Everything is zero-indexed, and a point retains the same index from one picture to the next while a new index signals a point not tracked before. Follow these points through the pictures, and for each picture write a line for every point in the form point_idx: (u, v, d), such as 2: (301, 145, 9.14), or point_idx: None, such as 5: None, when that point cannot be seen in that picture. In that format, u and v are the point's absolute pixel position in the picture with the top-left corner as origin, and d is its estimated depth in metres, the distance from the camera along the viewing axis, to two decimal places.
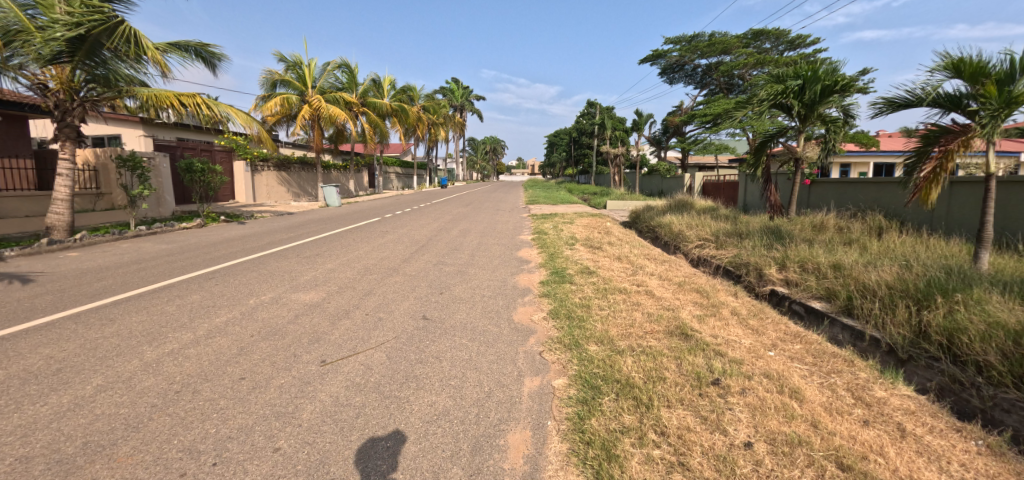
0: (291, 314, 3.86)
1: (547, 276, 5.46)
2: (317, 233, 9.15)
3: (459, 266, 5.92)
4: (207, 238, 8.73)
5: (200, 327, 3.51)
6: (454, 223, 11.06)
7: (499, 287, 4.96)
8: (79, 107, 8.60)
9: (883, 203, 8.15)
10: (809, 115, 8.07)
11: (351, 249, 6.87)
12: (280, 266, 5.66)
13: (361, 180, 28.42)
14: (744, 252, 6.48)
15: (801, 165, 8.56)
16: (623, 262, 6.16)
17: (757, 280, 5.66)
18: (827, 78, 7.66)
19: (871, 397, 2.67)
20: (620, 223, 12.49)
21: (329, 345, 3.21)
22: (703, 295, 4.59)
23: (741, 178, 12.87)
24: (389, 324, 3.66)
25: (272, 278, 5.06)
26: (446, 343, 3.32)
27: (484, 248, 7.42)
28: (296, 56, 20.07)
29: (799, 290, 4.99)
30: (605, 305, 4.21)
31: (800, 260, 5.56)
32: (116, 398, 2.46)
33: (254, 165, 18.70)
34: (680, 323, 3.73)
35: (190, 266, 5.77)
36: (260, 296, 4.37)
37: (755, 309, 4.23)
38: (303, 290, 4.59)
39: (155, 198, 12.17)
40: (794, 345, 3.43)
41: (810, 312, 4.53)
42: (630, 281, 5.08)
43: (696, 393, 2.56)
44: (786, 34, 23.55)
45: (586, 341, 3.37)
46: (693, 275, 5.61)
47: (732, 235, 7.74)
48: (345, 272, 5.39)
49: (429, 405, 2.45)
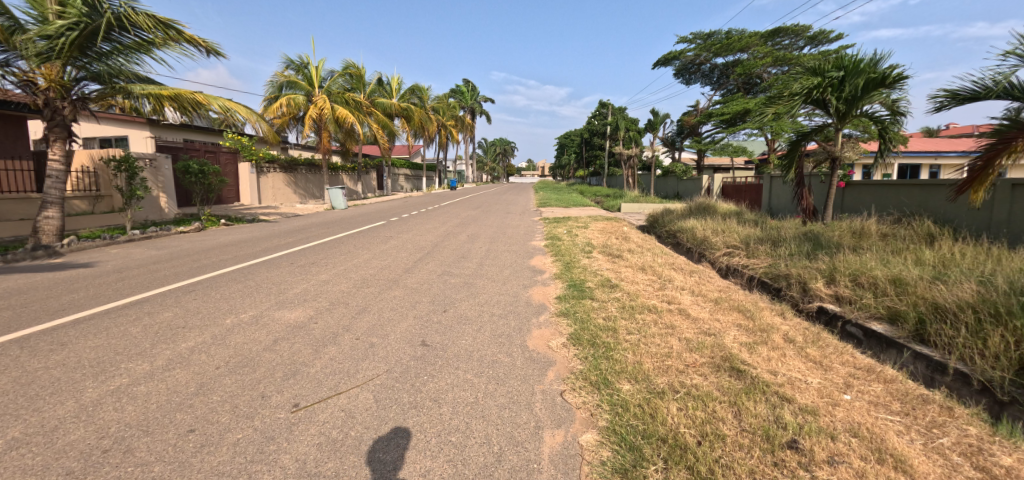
0: (270, 338, 3.34)
1: (564, 289, 4.86)
2: (317, 238, 8.67)
3: (466, 278, 5.36)
4: (202, 243, 8.29)
5: (160, 357, 3.01)
6: (463, 227, 10.52)
7: (510, 303, 4.38)
8: (69, 106, 8.22)
9: (931, 207, 7.38)
10: (849, 112, 7.41)
11: (350, 257, 6.35)
12: (270, 277, 5.17)
13: (369, 182, 28.10)
14: (782, 263, 5.81)
15: (838, 166, 7.87)
16: (648, 273, 5.55)
17: (801, 294, 4.98)
18: (872, 70, 6.94)
19: (998, 468, 2.02)
20: (636, 227, 11.86)
21: (308, 381, 2.67)
22: (746, 315, 3.95)
23: (766, 180, 12.11)
24: (382, 353, 3.10)
25: (257, 291, 4.57)
26: (448, 379, 2.75)
27: (493, 256, 6.84)
28: (302, 56, 19.78)
29: (855, 309, 4.32)
30: (633, 328, 3.61)
31: (852, 272, 4.86)
32: (26, 458, 1.94)
33: (258, 167, 18.45)
34: (727, 352, 3.12)
35: (174, 276, 5.32)
36: (239, 314, 3.86)
37: (811, 334, 3.59)
38: (289, 307, 4.07)
39: (156, 201, 11.89)
40: (872, 385, 2.78)
41: (871, 336, 3.90)
42: (658, 298, 4.47)
43: (772, 463, 1.94)
44: (808, 30, 22.61)
45: (617, 378, 2.77)
46: (727, 289, 4.97)
47: (764, 242, 7.06)
48: (339, 285, 4.86)
49: (421, 474, 1.87)
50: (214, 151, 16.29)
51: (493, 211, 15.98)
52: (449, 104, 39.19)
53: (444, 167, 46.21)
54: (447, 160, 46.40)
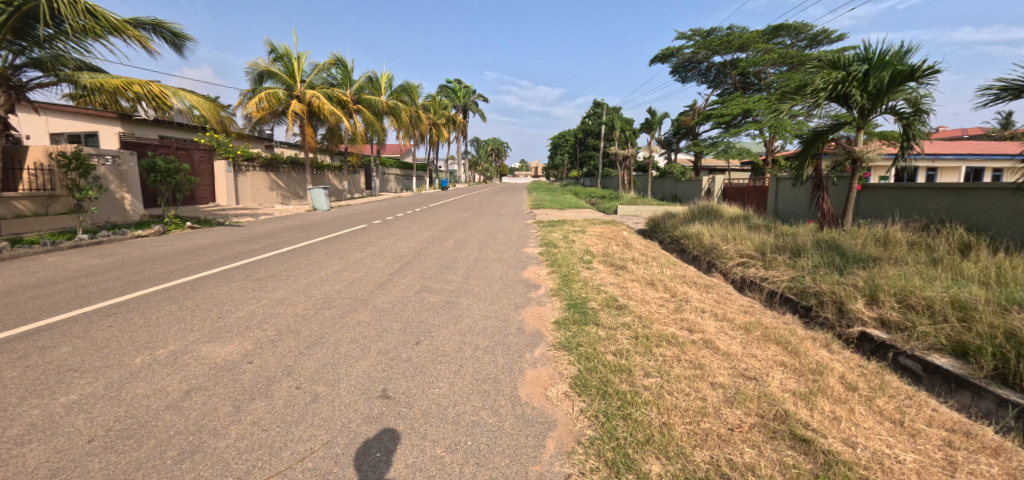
0: (182, 389, 2.55)
1: (562, 311, 4.12)
2: (288, 243, 7.83)
3: (448, 295, 4.58)
4: (155, 249, 7.38)
5: (20, 422, 2.22)
6: (450, 232, 9.74)
7: (499, 332, 3.59)
8: (5, 94, 7.41)
9: (962, 212, 6.73)
10: (873, 109, 6.75)
11: (317, 269, 5.55)
12: (214, 295, 4.35)
13: (356, 181, 27.26)
14: (808, 277, 5.11)
15: (860, 167, 7.20)
16: (658, 289, 4.82)
17: (837, 316, 4.25)
18: (899, 63, 6.33)
19: None
20: (635, 231, 11.20)
21: (208, 467, 1.88)
22: (788, 348, 3.23)
23: (774, 181, 11.52)
24: (326, 411, 2.33)
25: (190, 316, 3.75)
26: (408, 459, 1.98)
27: (481, 266, 6.09)
28: (284, 47, 18.65)
29: (909, 338, 3.60)
30: (653, 370, 2.87)
31: (898, 291, 4.14)
32: None
33: (236, 165, 17.21)
34: (781, 408, 2.38)
35: (99, 294, 4.48)
36: (155, 351, 3.05)
37: (873, 377, 2.86)
38: (222, 339, 3.26)
39: (118, 201, 10.98)
40: (985, 463, 2.05)
41: (933, 372, 3.18)
42: (676, 324, 3.72)
43: None
44: (807, 28, 22.15)
45: (642, 454, 2.02)
46: (752, 309, 4.25)
47: (782, 251, 6.37)
48: (293, 306, 4.06)
49: None
50: (186, 148, 15.22)
51: (484, 214, 15.14)
52: (441, 101, 38.34)
53: (435, 167, 45.51)
54: (438, 159, 45.66)
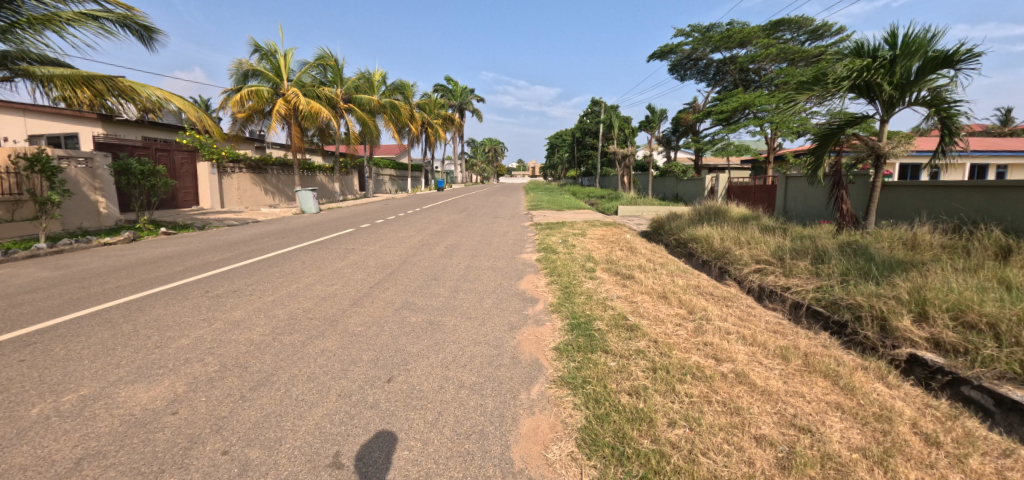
0: (73, 457, 1.95)
1: (564, 333, 3.55)
2: (264, 250, 7.22)
3: (433, 314, 4.00)
4: (117, 259, 6.73)
5: None
6: (442, 236, 9.15)
7: (489, 363, 3.01)
8: None
9: (995, 212, 6.17)
10: (899, 100, 6.20)
11: (288, 282, 4.96)
12: (161, 317, 3.76)
13: (349, 182, 26.66)
14: (839, 287, 4.54)
15: (881, 165, 6.67)
16: (672, 303, 4.26)
17: (880, 335, 3.67)
18: (930, 48, 5.78)
19: None
20: (638, 232, 10.67)
21: None
22: (839, 384, 2.66)
23: (785, 180, 11.03)
24: None
25: (123, 346, 3.15)
26: None
27: (472, 277, 5.52)
28: (271, 45, 18.04)
29: (974, 363, 3.02)
30: (680, 416, 2.29)
31: (952, 306, 3.56)
32: None
33: (222, 167, 16.59)
34: None
35: (25, 316, 3.85)
36: (61, 397, 2.47)
37: (952, 425, 2.30)
38: (150, 378, 2.68)
39: (91, 205, 10.39)
40: None
41: (1010, 408, 2.59)
42: (699, 351, 3.15)
43: None
44: (809, 23, 21.65)
45: None
46: (783, 328, 3.69)
47: (801, 255, 5.82)
48: (249, 332, 3.44)
49: None
50: (168, 148, 14.63)
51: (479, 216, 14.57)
52: (437, 101, 37.91)
53: (432, 167, 44.97)
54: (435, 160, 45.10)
